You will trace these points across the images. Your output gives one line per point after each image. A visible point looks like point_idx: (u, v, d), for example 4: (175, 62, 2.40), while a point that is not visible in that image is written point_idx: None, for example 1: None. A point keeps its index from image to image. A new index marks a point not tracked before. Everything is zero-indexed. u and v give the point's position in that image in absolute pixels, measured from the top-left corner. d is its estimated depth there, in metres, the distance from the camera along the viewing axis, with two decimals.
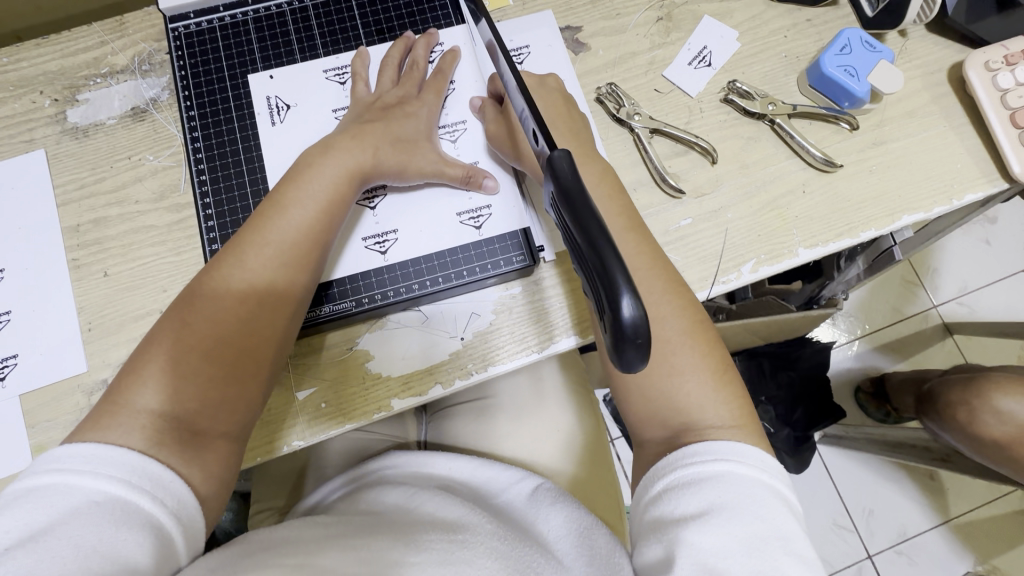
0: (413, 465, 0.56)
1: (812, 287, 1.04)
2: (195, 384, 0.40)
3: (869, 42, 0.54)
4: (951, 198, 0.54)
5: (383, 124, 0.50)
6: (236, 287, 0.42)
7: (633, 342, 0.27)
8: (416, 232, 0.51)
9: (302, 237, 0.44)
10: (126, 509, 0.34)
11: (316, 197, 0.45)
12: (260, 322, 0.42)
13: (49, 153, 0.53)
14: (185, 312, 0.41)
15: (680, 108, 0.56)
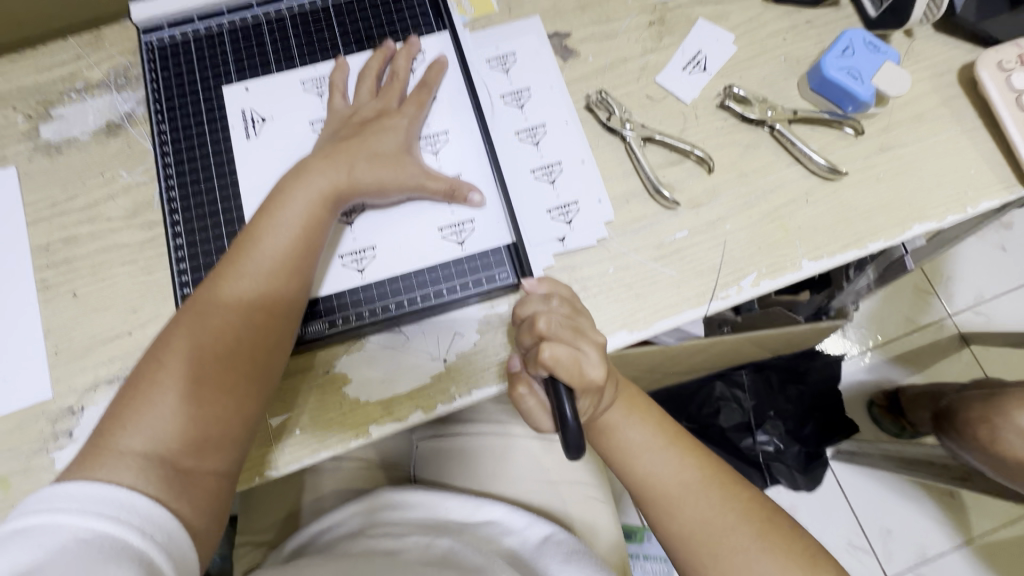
0: (422, 505, 0.56)
1: (822, 298, 1.00)
2: (183, 421, 0.38)
3: (873, 42, 0.51)
4: (965, 205, 0.51)
5: (361, 140, 0.47)
6: (222, 319, 0.41)
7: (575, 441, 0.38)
8: (394, 249, 0.49)
9: (281, 262, 0.43)
10: (114, 546, 0.32)
11: (292, 220, 0.44)
12: (248, 352, 0.41)
13: (21, 171, 0.52)
14: (170, 347, 0.40)
15: (675, 115, 0.53)
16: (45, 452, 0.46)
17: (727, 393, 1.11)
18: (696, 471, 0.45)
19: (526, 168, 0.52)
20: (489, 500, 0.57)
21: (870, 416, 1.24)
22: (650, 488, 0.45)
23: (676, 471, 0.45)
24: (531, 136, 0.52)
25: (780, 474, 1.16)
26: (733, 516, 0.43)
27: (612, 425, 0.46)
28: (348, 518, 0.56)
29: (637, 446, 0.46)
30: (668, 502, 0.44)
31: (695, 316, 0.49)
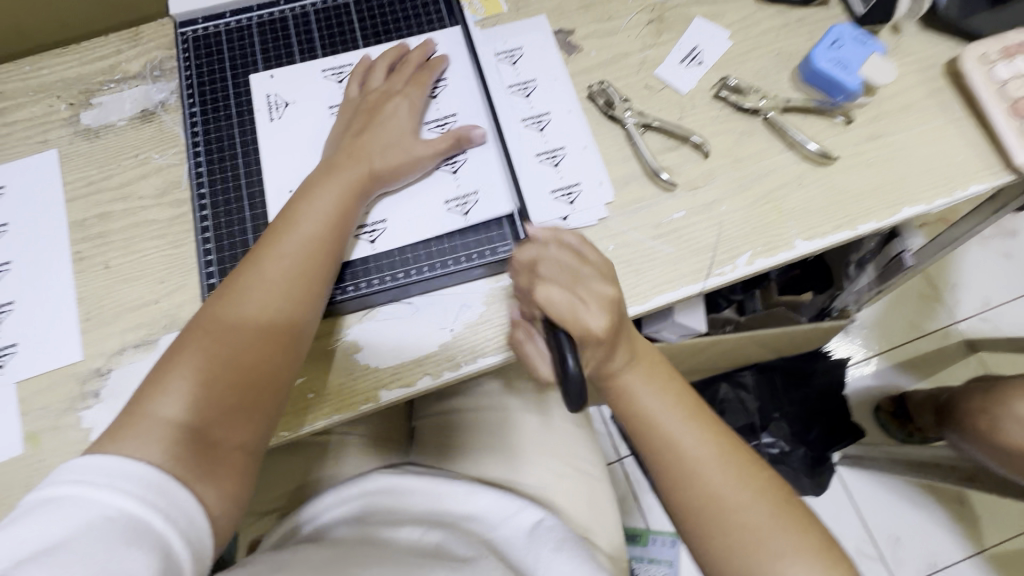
0: (423, 492, 0.58)
1: (823, 299, 1.02)
2: (215, 397, 0.41)
3: (861, 36, 0.54)
4: (953, 189, 0.53)
5: (376, 129, 0.51)
6: (254, 303, 0.44)
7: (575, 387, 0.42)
8: (404, 224, 0.52)
9: (311, 253, 0.46)
10: (138, 528, 0.34)
11: (323, 211, 0.47)
12: (276, 337, 0.44)
13: (61, 153, 0.56)
14: (205, 327, 0.43)
15: (673, 105, 0.56)
16: (73, 411, 0.48)
17: (732, 394, 1.14)
18: (711, 442, 0.45)
19: (529, 151, 0.55)
20: (476, 490, 0.58)
21: (876, 422, 1.23)
22: (663, 454, 0.45)
23: (691, 440, 0.45)
24: (535, 123, 0.55)
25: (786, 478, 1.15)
26: (747, 493, 0.43)
27: (629, 390, 0.47)
28: (352, 499, 0.58)
29: (654, 413, 0.46)
30: (681, 471, 0.44)
31: (691, 291, 0.51)
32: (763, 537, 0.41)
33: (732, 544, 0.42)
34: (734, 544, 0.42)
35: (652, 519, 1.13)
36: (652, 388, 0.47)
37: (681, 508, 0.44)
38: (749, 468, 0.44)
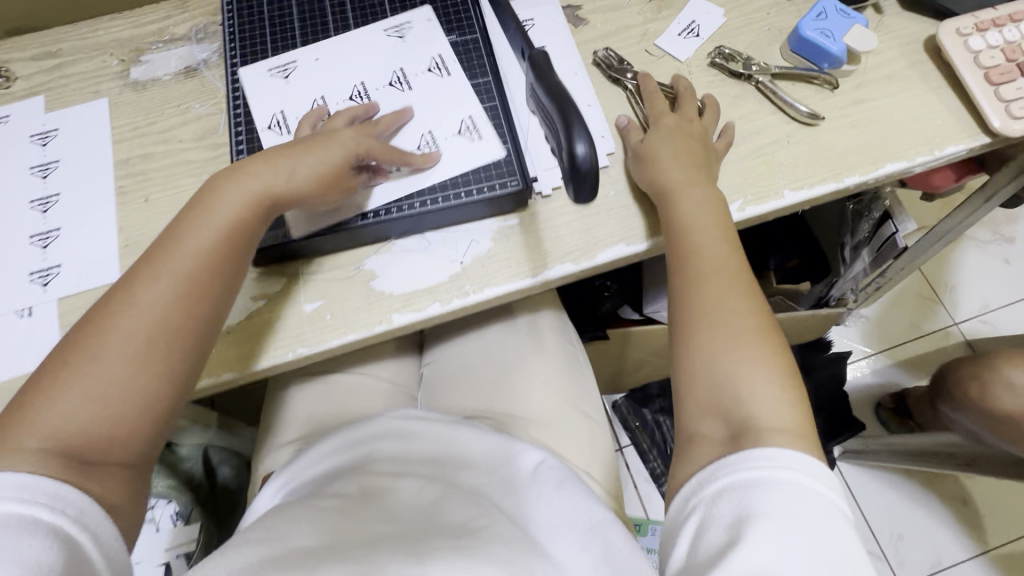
0: (430, 436, 0.55)
1: (822, 287, 1.05)
2: (82, 407, 0.41)
3: (843, 10, 0.59)
4: (932, 148, 0.57)
5: (297, 153, 0.49)
6: (147, 315, 0.43)
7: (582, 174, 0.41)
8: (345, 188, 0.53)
9: (197, 264, 0.45)
10: (24, 521, 0.36)
11: (214, 223, 0.46)
12: (160, 350, 0.43)
13: (111, 102, 0.61)
14: (87, 342, 0.42)
15: (671, 71, 0.61)
16: None
17: None
18: (733, 264, 0.50)
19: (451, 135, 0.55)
20: (483, 434, 0.55)
21: (876, 419, 1.23)
22: (693, 249, 0.50)
23: (717, 251, 0.50)
24: (467, 129, 0.55)
25: None
26: (752, 358, 0.46)
27: (686, 233, 0.51)
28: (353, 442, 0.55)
29: (700, 223, 0.51)
30: (707, 270, 0.49)
31: None
32: (739, 345, 0.46)
33: (716, 338, 0.46)
34: (704, 363, 0.46)
35: (651, 508, 1.15)
36: (709, 202, 0.52)
37: (685, 314, 0.49)
38: (756, 303, 0.48)
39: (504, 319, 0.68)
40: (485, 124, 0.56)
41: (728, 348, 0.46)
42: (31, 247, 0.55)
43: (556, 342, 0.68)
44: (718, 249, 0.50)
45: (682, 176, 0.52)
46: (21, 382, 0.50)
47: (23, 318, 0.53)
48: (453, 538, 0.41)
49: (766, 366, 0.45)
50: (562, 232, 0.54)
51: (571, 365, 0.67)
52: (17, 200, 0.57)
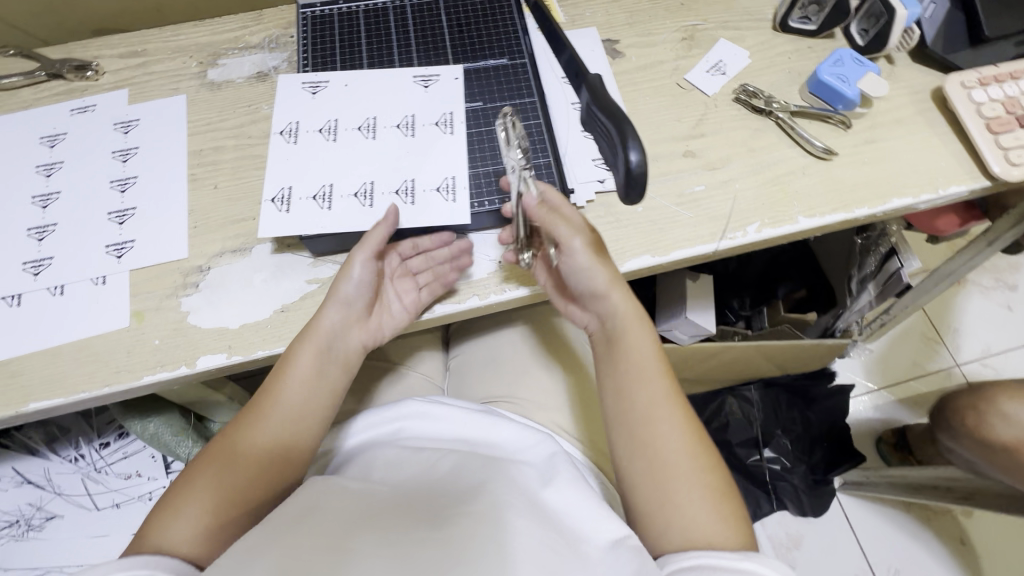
0: (451, 418, 0.59)
1: (828, 318, 1.08)
2: (207, 526, 0.45)
3: (858, 59, 0.65)
4: (936, 188, 0.62)
5: (345, 284, 0.54)
6: (264, 453, 0.50)
7: (636, 180, 0.40)
8: (351, 195, 0.58)
9: (301, 408, 0.53)
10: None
11: (307, 376, 0.53)
12: (271, 484, 0.49)
13: (189, 99, 0.68)
14: (195, 478, 0.48)
15: (699, 103, 0.67)
16: (176, 297, 0.57)
17: (738, 408, 1.14)
18: (668, 396, 0.51)
19: (430, 184, 0.59)
20: (505, 419, 0.58)
21: (877, 453, 1.24)
22: (631, 390, 0.52)
23: (654, 386, 0.52)
24: (446, 190, 0.58)
25: (787, 496, 1.15)
26: (692, 471, 0.48)
27: (622, 339, 0.54)
28: (390, 418, 0.60)
29: (644, 365, 0.52)
30: (653, 412, 0.50)
31: (707, 250, 0.59)
32: (688, 487, 0.47)
33: (670, 481, 0.48)
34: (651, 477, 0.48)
35: None
36: (646, 337, 0.54)
37: (626, 428, 0.51)
38: (698, 435, 0.50)
39: (529, 317, 0.72)
40: (523, 138, 0.61)
41: (669, 472, 0.48)
42: (109, 222, 0.61)
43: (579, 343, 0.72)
44: (658, 387, 0.51)
45: (626, 315, 0.54)
46: (93, 343, 0.55)
47: (97, 285, 0.58)
48: (466, 506, 0.44)
49: (712, 500, 0.47)
50: None
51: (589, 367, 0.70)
52: (99, 179, 0.63)
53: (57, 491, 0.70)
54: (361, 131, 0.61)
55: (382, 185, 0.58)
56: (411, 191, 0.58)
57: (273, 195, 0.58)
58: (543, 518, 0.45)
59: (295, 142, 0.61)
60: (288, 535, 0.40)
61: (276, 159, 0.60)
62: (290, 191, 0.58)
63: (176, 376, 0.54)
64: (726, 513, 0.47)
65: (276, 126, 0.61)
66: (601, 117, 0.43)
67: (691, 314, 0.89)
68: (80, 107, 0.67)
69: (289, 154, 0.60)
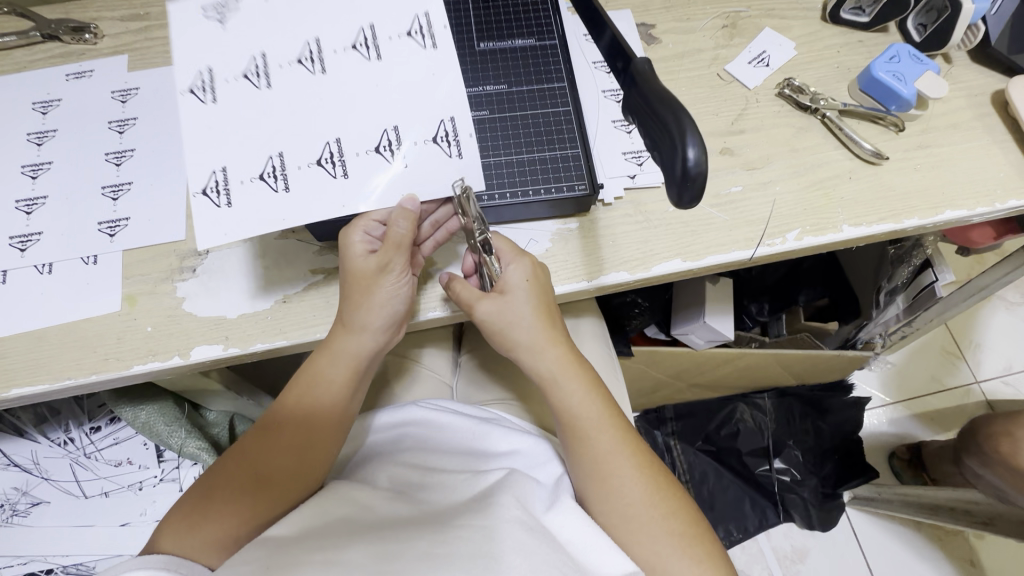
0: (458, 429, 0.57)
1: (850, 329, 1.04)
2: (226, 536, 0.45)
3: (916, 56, 0.60)
4: (993, 201, 0.57)
5: (371, 306, 0.49)
6: (279, 460, 0.48)
7: (692, 181, 0.36)
8: (314, 163, 0.45)
9: (323, 417, 0.51)
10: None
11: (332, 383, 0.51)
12: (284, 495, 0.48)
13: None
14: (213, 498, 0.47)
15: (739, 97, 0.62)
16: (171, 281, 0.54)
17: (750, 415, 1.07)
18: (618, 446, 0.50)
19: (420, 135, 0.47)
20: (517, 431, 0.56)
21: (890, 469, 1.18)
22: (580, 445, 0.50)
23: (603, 440, 0.50)
24: (445, 139, 0.47)
25: (795, 509, 1.06)
26: (657, 516, 0.48)
27: (552, 390, 0.51)
28: (393, 425, 0.60)
29: (585, 422, 0.50)
30: (606, 467, 0.49)
31: (742, 257, 0.55)
32: (654, 538, 0.47)
33: (636, 531, 0.48)
34: (617, 525, 0.48)
35: None
36: (580, 391, 0.51)
37: (584, 480, 0.50)
38: (657, 482, 0.50)
39: None
40: (552, 126, 0.56)
41: (632, 521, 0.48)
42: (103, 198, 0.57)
43: (594, 346, 0.71)
44: (605, 440, 0.50)
45: (558, 369, 0.51)
46: (81, 327, 0.52)
47: (88, 265, 0.54)
48: (474, 519, 0.43)
49: (683, 544, 0.48)
50: (620, 240, 0.55)
51: (604, 368, 0.70)
52: (94, 151, 0.59)
53: (44, 475, 0.67)
54: (302, 65, 0.46)
55: (353, 144, 0.46)
56: (394, 146, 0.46)
57: (205, 186, 0.44)
58: (550, 541, 0.43)
59: (214, 98, 0.45)
60: (287, 555, 0.40)
61: (193, 129, 0.44)
62: (226, 175, 0.44)
63: (168, 366, 0.51)
64: (700, 557, 0.47)
65: (179, 83, 0.45)
66: (652, 102, 0.38)
67: (711, 319, 0.84)
68: (76, 73, 0.63)
69: (212, 119, 0.45)
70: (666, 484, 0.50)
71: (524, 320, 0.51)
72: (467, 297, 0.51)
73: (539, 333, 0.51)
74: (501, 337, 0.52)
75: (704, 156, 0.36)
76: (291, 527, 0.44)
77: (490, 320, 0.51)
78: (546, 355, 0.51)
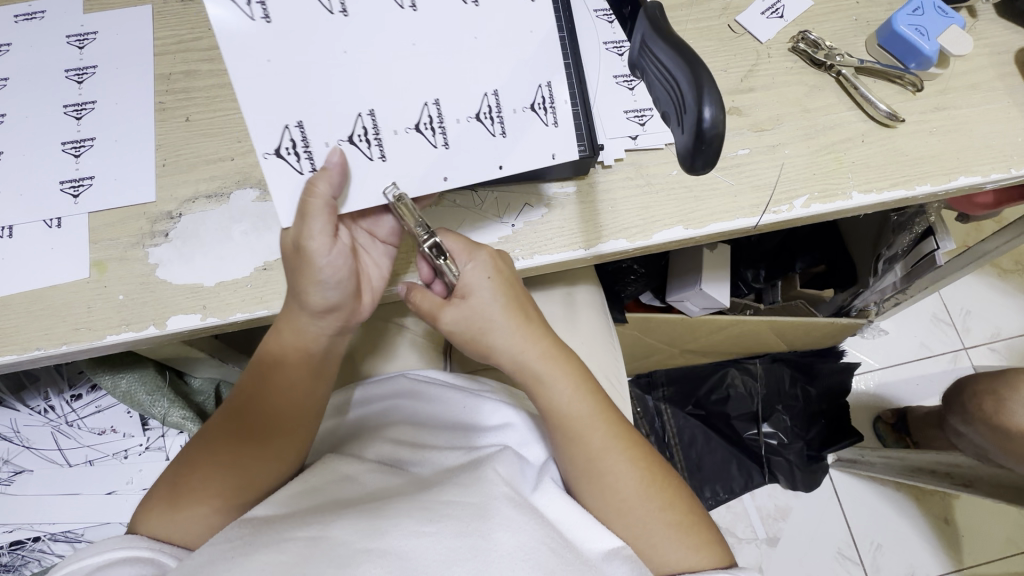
0: (450, 407, 0.56)
1: (845, 297, 1.01)
2: (203, 515, 0.46)
3: (941, 7, 0.56)
4: (1009, 168, 0.55)
5: (314, 287, 0.44)
6: (242, 446, 0.47)
7: (708, 144, 0.33)
8: (413, 129, 0.42)
9: (287, 397, 0.48)
10: (134, 559, 0.42)
11: (292, 363, 0.48)
12: (243, 479, 0.47)
13: (155, 10, 0.57)
14: (186, 482, 0.46)
15: (750, 52, 0.58)
16: (142, 247, 0.50)
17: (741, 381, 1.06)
18: (612, 443, 0.49)
19: (519, 102, 0.43)
20: (508, 404, 0.55)
21: (873, 433, 1.20)
22: (576, 438, 0.48)
23: (597, 436, 0.49)
24: (542, 106, 0.44)
25: (779, 471, 1.08)
26: (654, 505, 0.48)
27: (540, 387, 0.48)
28: (384, 397, 0.58)
29: (573, 419, 0.48)
30: (599, 463, 0.48)
31: (747, 225, 0.53)
32: (650, 529, 0.48)
33: (633, 524, 0.48)
34: (614, 513, 0.48)
35: None
36: (568, 387, 0.49)
37: (576, 475, 0.49)
38: (651, 473, 0.50)
39: (540, 284, 0.69)
40: None
41: (628, 510, 0.48)
42: (64, 155, 0.52)
43: (589, 315, 0.69)
44: (597, 437, 0.49)
45: (545, 368, 0.48)
46: (47, 295, 0.49)
47: (51, 229, 0.50)
48: (461, 494, 0.42)
49: (680, 533, 0.48)
50: (620, 207, 0.53)
51: (601, 338, 0.68)
52: (51, 103, 0.54)
53: (25, 444, 0.66)
54: None
55: (454, 109, 0.42)
56: (496, 113, 0.43)
57: (279, 146, 0.40)
58: (538, 515, 0.43)
59: (267, 17, 0.38)
60: (268, 535, 0.39)
61: (242, 60, 0.38)
62: (303, 132, 0.40)
63: (144, 337, 0.49)
64: (695, 544, 0.48)
65: None
66: (666, 60, 0.35)
67: (707, 286, 0.83)
68: (25, 13, 0.56)
69: (273, 52, 0.39)
70: (657, 473, 0.50)
71: (495, 321, 0.47)
72: (428, 307, 0.47)
73: (514, 336, 0.48)
74: (475, 342, 0.48)
75: (721, 115, 0.33)
76: (274, 506, 0.43)
77: (460, 329, 0.47)
78: (525, 351, 0.48)
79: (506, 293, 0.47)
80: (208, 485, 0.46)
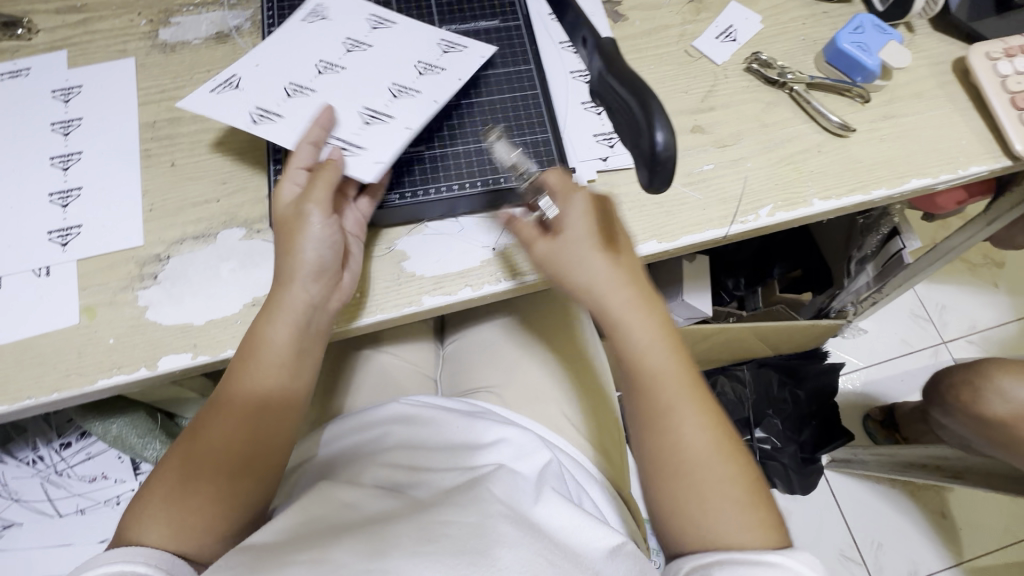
0: (454, 428, 0.57)
1: (823, 299, 1.04)
2: (195, 512, 0.44)
3: (879, 26, 0.61)
4: (957, 168, 0.58)
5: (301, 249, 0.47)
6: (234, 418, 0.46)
7: (663, 164, 0.36)
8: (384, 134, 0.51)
9: (278, 362, 0.47)
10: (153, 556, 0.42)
11: (287, 326, 0.47)
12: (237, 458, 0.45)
13: (138, 62, 0.59)
14: (180, 476, 0.45)
15: (707, 74, 0.61)
16: (131, 290, 0.51)
17: (729, 388, 1.07)
18: (687, 396, 0.46)
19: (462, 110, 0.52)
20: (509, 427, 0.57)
21: (864, 431, 1.22)
22: (651, 388, 0.47)
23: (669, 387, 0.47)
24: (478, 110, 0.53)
25: (775, 474, 1.09)
26: (723, 473, 0.45)
27: (613, 329, 0.48)
28: (386, 422, 0.58)
29: (644, 364, 0.47)
30: (664, 418, 0.46)
31: (717, 235, 0.55)
32: (713, 495, 0.44)
33: (692, 487, 0.45)
34: (675, 477, 0.45)
35: None
36: (646, 335, 0.47)
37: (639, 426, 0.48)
38: (723, 440, 0.46)
39: (527, 305, 0.71)
40: (522, 113, 0.56)
41: (690, 473, 0.45)
42: (51, 206, 0.54)
43: (576, 332, 0.71)
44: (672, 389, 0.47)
45: (626, 308, 0.47)
46: (37, 343, 0.49)
47: (39, 278, 0.51)
48: (458, 515, 0.43)
49: (744, 509, 0.44)
50: None
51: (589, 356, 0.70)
52: (38, 156, 0.55)
53: (14, 497, 0.65)
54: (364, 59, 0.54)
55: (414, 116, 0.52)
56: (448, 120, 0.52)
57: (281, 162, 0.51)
58: (535, 531, 0.43)
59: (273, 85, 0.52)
60: (272, 561, 0.39)
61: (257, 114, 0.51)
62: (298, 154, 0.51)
63: (135, 378, 0.49)
64: (751, 515, 0.44)
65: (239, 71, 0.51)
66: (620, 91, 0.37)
67: (688, 296, 0.85)
68: (10, 72, 0.58)
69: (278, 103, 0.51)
70: (734, 444, 0.46)
71: (599, 268, 0.47)
72: (527, 236, 0.50)
73: (598, 270, 0.47)
74: (564, 280, 0.48)
75: (673, 138, 0.35)
76: (275, 535, 0.43)
77: (547, 261, 0.49)
78: (608, 290, 0.47)
79: (594, 225, 0.48)
80: (199, 472, 0.44)
